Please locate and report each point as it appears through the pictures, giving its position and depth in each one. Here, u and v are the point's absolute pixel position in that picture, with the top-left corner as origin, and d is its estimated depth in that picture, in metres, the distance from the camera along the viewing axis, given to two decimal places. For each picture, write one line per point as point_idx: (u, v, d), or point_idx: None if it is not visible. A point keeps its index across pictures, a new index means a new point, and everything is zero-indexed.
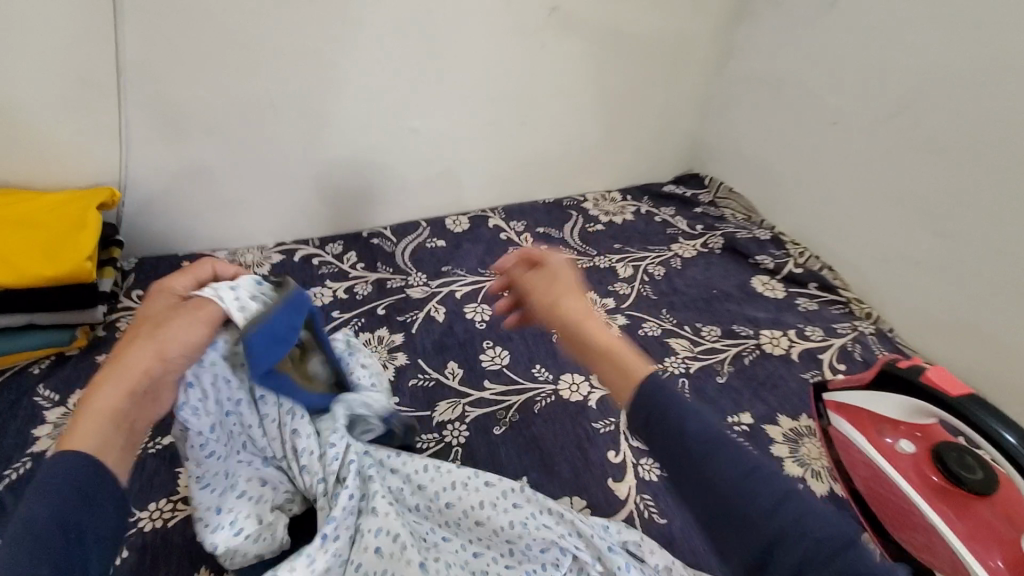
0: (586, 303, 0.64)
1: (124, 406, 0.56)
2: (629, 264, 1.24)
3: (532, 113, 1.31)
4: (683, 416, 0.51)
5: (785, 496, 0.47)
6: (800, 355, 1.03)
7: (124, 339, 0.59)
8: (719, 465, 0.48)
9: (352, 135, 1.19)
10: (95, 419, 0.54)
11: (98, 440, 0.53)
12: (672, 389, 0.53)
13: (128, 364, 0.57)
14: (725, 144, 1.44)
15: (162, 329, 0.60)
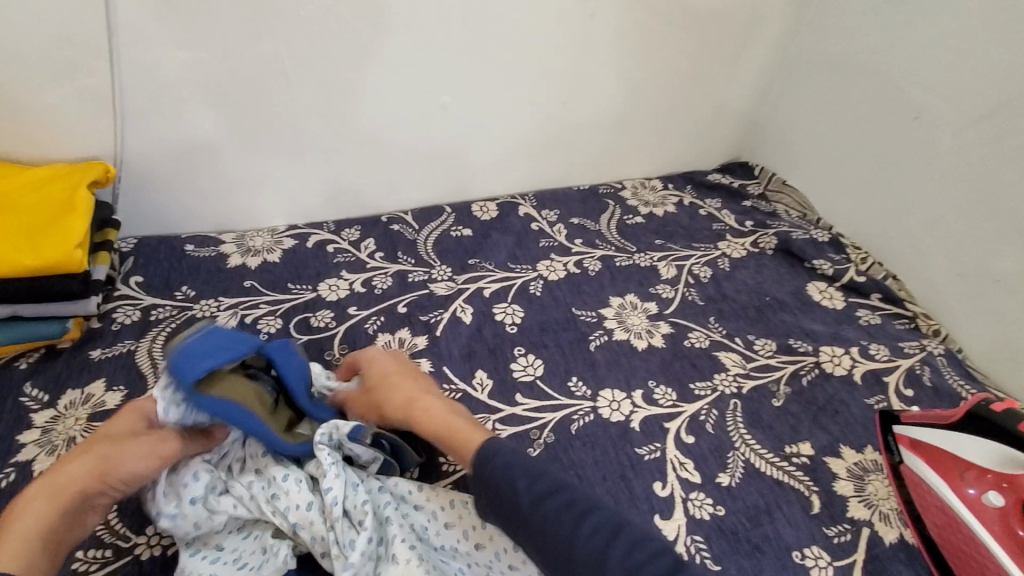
0: (409, 390, 0.73)
1: (46, 529, 0.57)
2: (672, 264, 1.13)
3: (573, 91, 1.19)
4: (514, 480, 0.60)
5: (622, 531, 0.57)
6: (863, 377, 0.93)
7: (77, 450, 0.63)
8: (554, 516, 0.58)
9: (376, 110, 1.08)
10: (14, 543, 0.55)
11: (17, 564, 0.54)
12: (496, 451, 0.63)
13: (67, 479, 0.60)
14: (782, 132, 1.31)
15: (113, 448, 0.62)
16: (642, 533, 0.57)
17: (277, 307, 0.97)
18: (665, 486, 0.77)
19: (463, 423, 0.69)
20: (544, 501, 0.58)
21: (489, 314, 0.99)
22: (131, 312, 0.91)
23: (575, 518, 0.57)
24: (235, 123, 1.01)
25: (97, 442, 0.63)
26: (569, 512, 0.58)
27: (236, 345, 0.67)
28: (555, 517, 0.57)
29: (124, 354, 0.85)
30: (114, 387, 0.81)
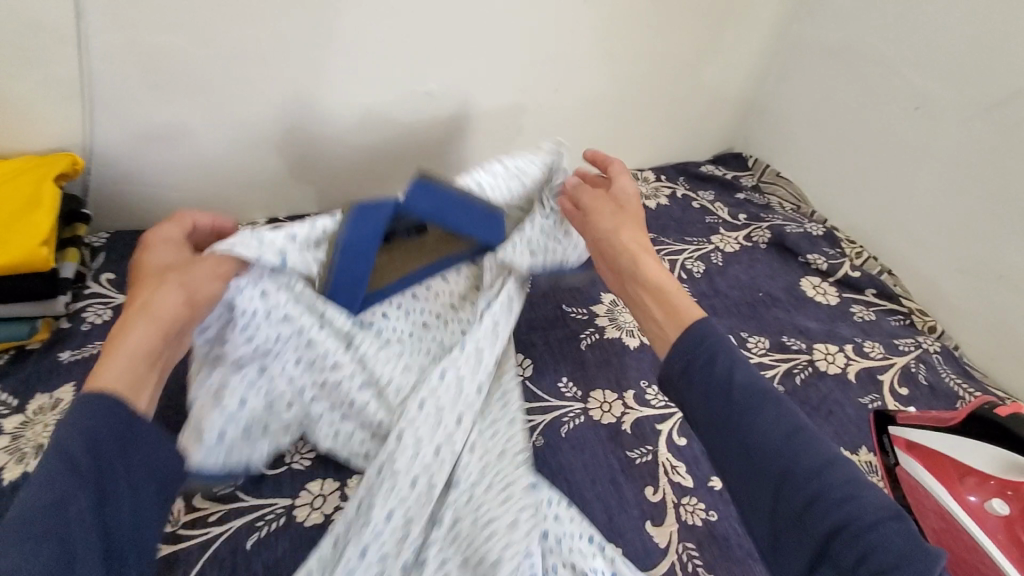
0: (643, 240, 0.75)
1: (147, 354, 0.59)
2: (665, 258, 1.10)
3: (567, 78, 1.16)
4: (733, 373, 0.56)
5: (830, 461, 0.52)
6: (858, 375, 0.92)
7: (152, 282, 0.64)
8: (761, 417, 0.54)
9: (362, 98, 1.03)
10: (121, 364, 0.57)
11: (127, 379, 0.57)
12: (717, 338, 0.60)
13: (157, 307, 0.61)
14: (779, 122, 1.28)
15: (188, 274, 0.65)
16: (849, 474, 0.51)
17: None
18: (657, 490, 0.75)
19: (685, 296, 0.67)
20: (754, 406, 0.54)
21: None
22: (102, 312, 0.87)
23: (785, 436, 0.53)
24: (214, 112, 0.96)
25: (164, 271, 0.65)
26: (774, 428, 0.53)
27: (370, 234, 0.74)
28: (762, 425, 0.54)
29: (94, 356, 0.81)
30: None
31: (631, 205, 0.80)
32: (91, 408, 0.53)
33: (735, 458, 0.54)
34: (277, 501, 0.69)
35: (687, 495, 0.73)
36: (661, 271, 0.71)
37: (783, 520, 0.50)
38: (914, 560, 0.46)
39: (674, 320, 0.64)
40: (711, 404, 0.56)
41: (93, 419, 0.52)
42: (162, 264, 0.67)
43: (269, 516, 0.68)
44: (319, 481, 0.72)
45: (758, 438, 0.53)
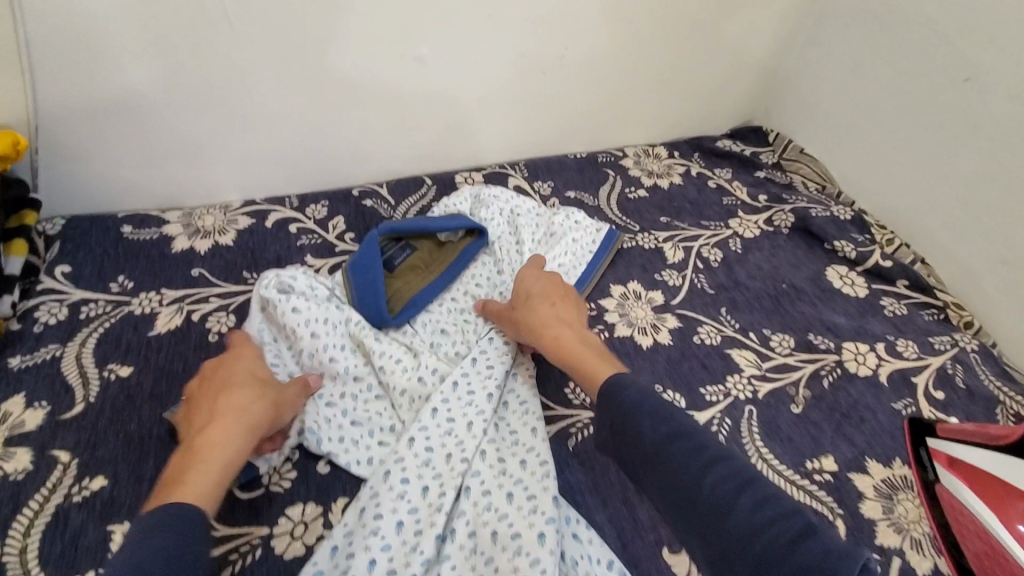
0: (552, 310, 0.75)
1: (223, 471, 0.56)
2: (679, 245, 1.01)
3: (573, 44, 1.04)
4: (641, 419, 0.58)
5: (749, 482, 0.51)
6: (890, 378, 0.84)
7: (233, 389, 0.62)
8: (677, 454, 0.54)
9: (343, 66, 0.92)
10: (207, 473, 0.55)
11: (209, 491, 0.54)
12: (635, 388, 0.61)
13: (240, 417, 0.60)
14: (805, 93, 1.17)
15: (274, 388, 0.66)
16: (772, 493, 0.51)
17: (229, 301, 0.84)
18: None
19: (603, 359, 0.68)
20: (671, 441, 0.55)
21: None
22: (57, 310, 0.78)
23: (700, 464, 0.53)
24: (176, 82, 0.85)
25: (247, 381, 0.64)
26: (685, 457, 0.54)
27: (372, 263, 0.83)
28: (680, 460, 0.54)
29: (48, 362, 0.73)
30: (35, 404, 0.69)
31: (528, 287, 0.79)
32: (173, 517, 0.49)
33: (659, 498, 0.55)
34: (253, 529, 0.62)
35: None
36: (569, 338, 0.71)
37: (710, 557, 0.50)
38: (831, 569, 0.44)
39: (589, 385, 0.66)
40: (627, 442, 0.58)
41: (159, 536, 0.47)
42: (239, 366, 0.67)
43: (243, 548, 0.61)
44: (299, 506, 0.64)
45: (676, 474, 0.54)
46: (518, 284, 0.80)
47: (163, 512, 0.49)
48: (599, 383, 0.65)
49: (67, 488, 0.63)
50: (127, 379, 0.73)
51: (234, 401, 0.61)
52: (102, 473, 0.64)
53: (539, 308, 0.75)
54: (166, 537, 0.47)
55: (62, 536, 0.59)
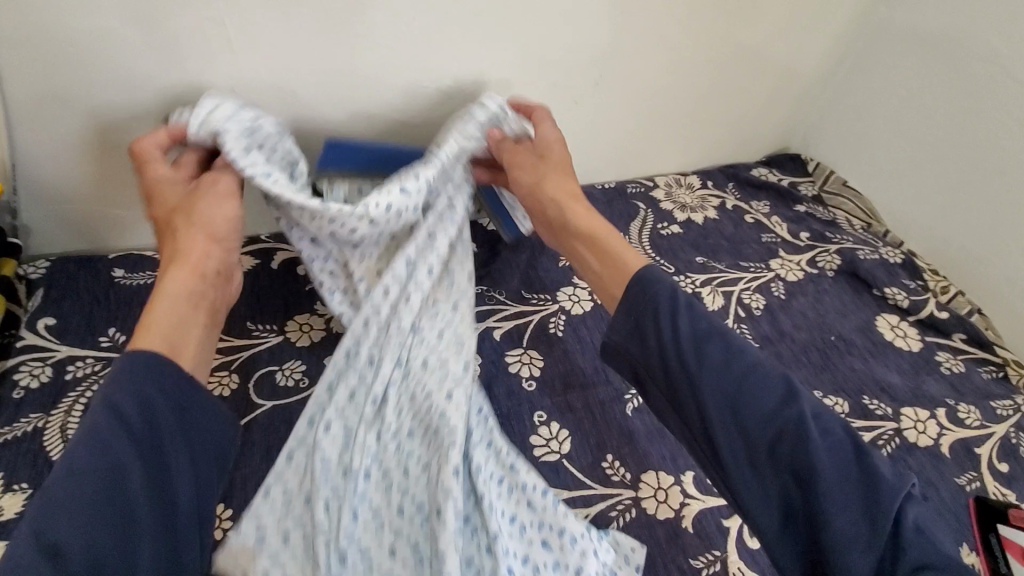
0: (575, 186, 0.79)
1: (173, 313, 0.62)
2: (718, 290, 0.94)
3: (609, 70, 0.96)
4: (680, 314, 0.63)
5: (789, 397, 0.58)
6: (952, 448, 0.78)
7: (169, 234, 0.68)
8: (714, 350, 0.61)
9: (360, 95, 0.84)
10: (158, 315, 0.62)
11: (163, 337, 0.61)
12: (660, 276, 0.67)
13: (182, 253, 0.66)
14: (851, 123, 1.10)
15: (201, 214, 0.68)
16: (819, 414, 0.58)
17: (233, 358, 0.76)
18: None
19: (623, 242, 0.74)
20: (708, 347, 0.61)
21: (502, 365, 0.79)
22: (39, 371, 0.70)
23: (734, 376, 0.59)
24: (174, 112, 0.77)
25: (178, 221, 0.68)
26: (723, 362, 0.60)
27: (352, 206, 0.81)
28: (711, 364, 0.60)
29: (29, 435, 0.65)
30: (14, 486, 0.61)
31: (553, 151, 0.81)
32: (130, 367, 0.56)
33: (694, 407, 0.60)
34: None
35: None
36: (590, 215, 0.77)
37: (755, 458, 0.57)
38: (871, 484, 0.54)
39: (615, 272, 0.71)
40: (663, 330, 0.63)
41: (123, 383, 0.55)
42: (165, 198, 0.70)
43: None
44: None
45: (704, 379, 0.60)
46: (542, 140, 0.81)
47: (124, 362, 0.57)
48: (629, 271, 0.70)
49: None
50: None
51: (174, 245, 0.67)
52: None
53: (563, 180, 0.79)
54: (132, 388, 0.55)
55: None
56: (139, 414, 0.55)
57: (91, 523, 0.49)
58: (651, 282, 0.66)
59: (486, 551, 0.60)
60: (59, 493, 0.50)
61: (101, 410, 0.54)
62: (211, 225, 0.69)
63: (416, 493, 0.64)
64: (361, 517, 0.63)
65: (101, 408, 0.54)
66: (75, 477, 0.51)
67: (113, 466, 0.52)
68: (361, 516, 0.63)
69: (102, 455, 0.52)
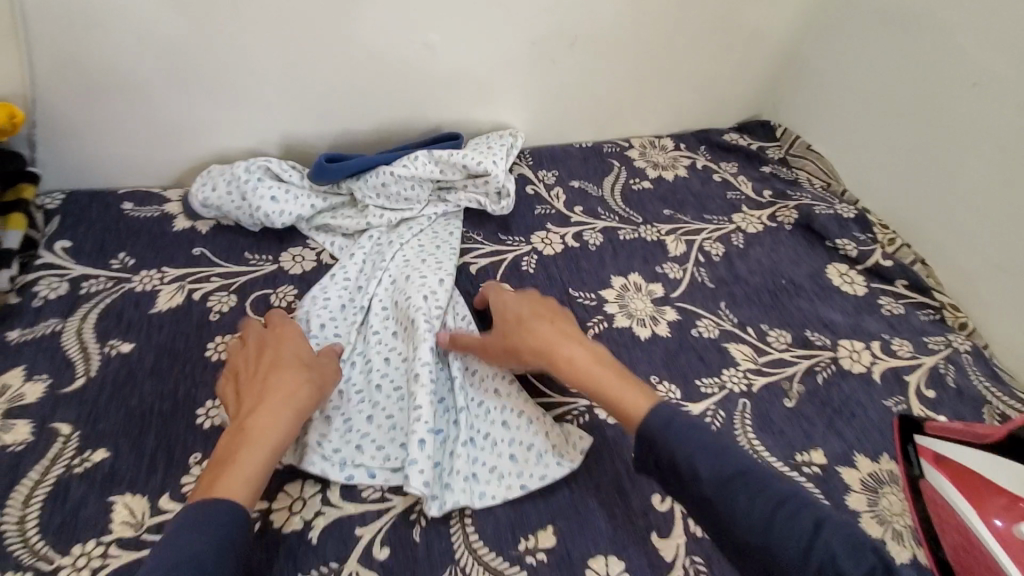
0: (555, 329, 0.72)
1: (270, 466, 0.58)
2: (681, 239, 1.01)
3: (584, 32, 1.02)
4: (696, 458, 0.56)
5: (820, 523, 0.52)
6: (883, 375, 0.86)
7: (287, 377, 0.64)
8: (736, 494, 0.54)
9: (349, 47, 0.91)
10: (256, 453, 0.58)
11: (247, 489, 0.55)
12: (674, 419, 0.60)
13: (295, 395, 0.63)
14: (814, 90, 1.17)
15: (320, 369, 0.68)
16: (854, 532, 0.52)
17: (232, 282, 0.84)
18: (665, 499, 0.69)
19: (627, 381, 0.66)
20: (732, 479, 0.55)
21: (475, 295, 0.87)
22: (56, 285, 0.78)
23: (768, 509, 0.53)
24: (177, 58, 0.85)
25: (303, 365, 0.67)
26: (750, 502, 0.53)
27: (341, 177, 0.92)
28: (745, 504, 0.53)
29: (48, 337, 0.73)
30: (36, 376, 0.70)
31: (523, 311, 0.75)
32: (210, 515, 0.52)
33: (727, 544, 0.54)
34: (252, 503, 0.64)
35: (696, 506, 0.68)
36: (581, 361, 0.68)
37: None
38: None
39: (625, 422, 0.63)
40: (675, 463, 0.57)
41: (206, 534, 0.50)
42: (283, 345, 0.69)
43: None
44: (298, 483, 0.66)
45: (741, 521, 0.53)
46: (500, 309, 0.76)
47: (206, 508, 0.52)
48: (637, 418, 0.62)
49: (68, 461, 0.64)
50: (127, 355, 0.73)
51: (285, 382, 0.64)
52: (103, 446, 0.65)
53: (542, 331, 0.71)
54: (213, 535, 0.50)
55: (63, 508, 0.60)
56: (216, 556, 0.49)
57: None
58: (664, 427, 0.59)
59: (454, 424, 0.71)
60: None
61: (179, 554, 0.48)
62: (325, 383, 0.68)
63: (394, 377, 0.74)
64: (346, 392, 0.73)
65: (182, 554, 0.48)
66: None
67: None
68: (344, 393, 0.73)
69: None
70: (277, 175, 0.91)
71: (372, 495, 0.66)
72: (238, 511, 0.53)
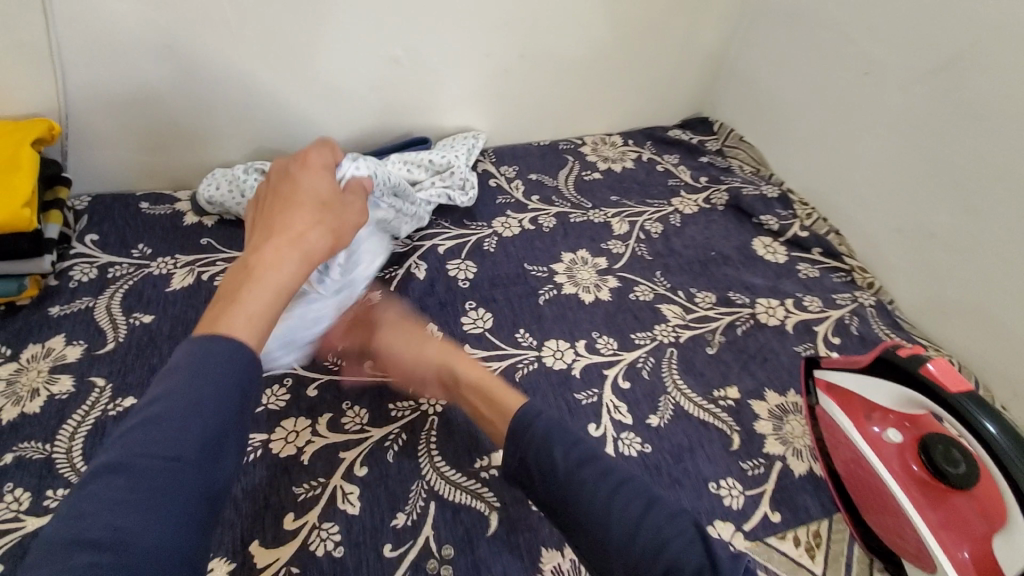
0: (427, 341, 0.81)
1: (270, 302, 0.62)
2: (625, 220, 1.16)
3: (533, 44, 1.17)
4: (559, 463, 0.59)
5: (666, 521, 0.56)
6: (795, 327, 0.99)
7: (300, 223, 0.71)
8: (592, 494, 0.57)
9: (327, 64, 1.07)
10: (262, 289, 0.62)
11: (255, 324, 0.59)
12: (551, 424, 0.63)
13: (306, 241, 0.70)
14: (742, 87, 1.32)
15: (332, 223, 0.75)
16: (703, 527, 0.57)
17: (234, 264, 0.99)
18: (599, 426, 0.83)
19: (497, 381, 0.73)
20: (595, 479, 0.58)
21: (442, 270, 1.02)
22: (87, 270, 0.93)
23: (610, 488, 0.58)
24: (182, 78, 1.00)
25: (316, 215, 0.74)
26: (617, 505, 0.57)
27: None
28: (591, 490, 0.58)
29: (82, 311, 0.88)
30: (74, 342, 0.84)
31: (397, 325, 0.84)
32: (217, 353, 0.54)
33: (590, 544, 0.56)
34: (254, 435, 0.77)
35: (624, 430, 0.82)
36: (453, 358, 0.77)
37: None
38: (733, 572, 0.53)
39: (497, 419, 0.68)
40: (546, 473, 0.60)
41: (219, 372, 0.53)
42: (296, 191, 0.75)
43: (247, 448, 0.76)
44: (292, 420, 0.79)
45: (588, 508, 0.57)
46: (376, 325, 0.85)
47: (207, 345, 0.54)
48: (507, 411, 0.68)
49: (103, 406, 0.78)
50: (149, 324, 0.88)
51: (295, 228, 0.70)
52: (131, 395, 0.80)
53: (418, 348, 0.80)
54: (214, 382, 0.52)
55: (101, 440, 0.74)
56: (219, 407, 0.51)
57: (137, 525, 0.44)
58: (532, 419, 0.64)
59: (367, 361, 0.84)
60: (113, 484, 0.46)
61: (181, 397, 0.51)
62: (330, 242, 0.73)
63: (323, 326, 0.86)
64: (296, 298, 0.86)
65: (184, 399, 0.50)
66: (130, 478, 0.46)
67: (172, 474, 0.47)
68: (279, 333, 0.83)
69: (166, 445, 0.48)
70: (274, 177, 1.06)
71: (353, 428, 0.79)
72: (240, 343, 0.56)
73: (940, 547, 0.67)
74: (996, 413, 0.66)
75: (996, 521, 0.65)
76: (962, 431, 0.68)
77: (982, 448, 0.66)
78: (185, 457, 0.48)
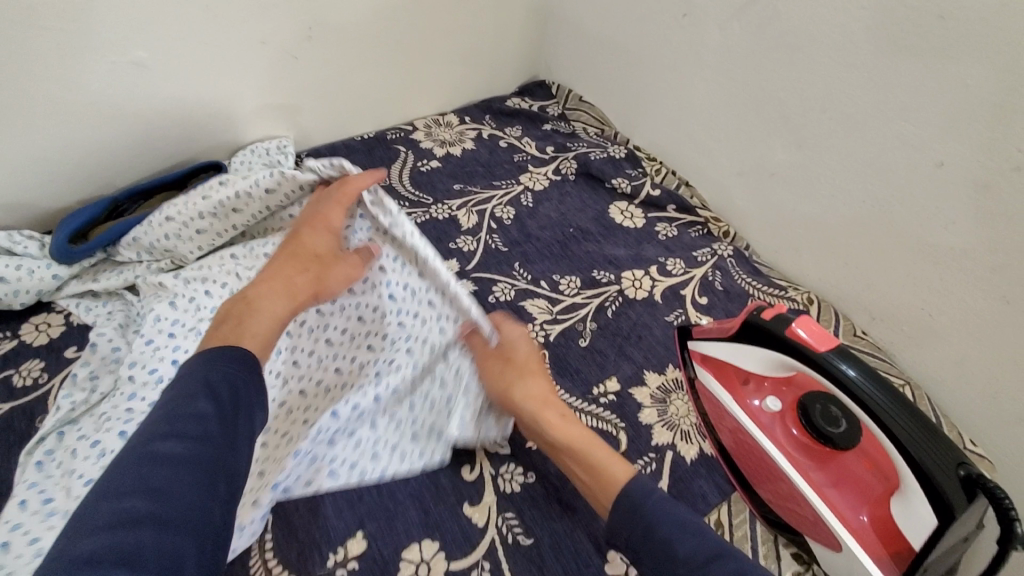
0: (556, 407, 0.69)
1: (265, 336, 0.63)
2: (472, 210, 1.04)
3: (324, 21, 0.98)
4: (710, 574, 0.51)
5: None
6: (663, 295, 0.95)
7: (291, 265, 0.69)
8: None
9: (42, 82, 0.80)
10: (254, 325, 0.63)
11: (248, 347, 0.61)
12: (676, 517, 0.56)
13: (293, 282, 0.68)
14: (571, 43, 1.23)
15: (327, 268, 0.71)
16: None
17: None
18: (473, 469, 0.72)
19: (610, 452, 0.64)
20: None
21: None
22: None
23: None
24: None
25: (313, 257, 0.70)
26: None
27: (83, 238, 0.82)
28: None
29: None
30: None
31: (521, 361, 0.72)
32: (212, 361, 0.57)
33: None
34: None
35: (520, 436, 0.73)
36: (567, 424, 0.67)
37: None
38: None
39: (602, 490, 0.61)
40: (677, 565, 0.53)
41: (213, 379, 0.55)
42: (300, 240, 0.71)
43: None
44: None
45: None
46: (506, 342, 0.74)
47: (212, 357, 0.57)
48: (611, 489, 0.60)
49: None
50: None
51: (288, 267, 0.69)
52: None
53: (542, 402, 0.68)
54: (223, 371, 0.56)
55: None
56: (228, 396, 0.55)
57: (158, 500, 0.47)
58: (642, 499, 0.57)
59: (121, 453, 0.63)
60: (130, 464, 0.48)
61: (193, 382, 0.54)
62: (328, 281, 0.70)
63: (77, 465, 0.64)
64: (302, 464, 0.68)
65: (196, 383, 0.54)
66: (147, 453, 0.49)
67: (192, 452, 0.50)
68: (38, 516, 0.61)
69: (187, 428, 0.51)
70: (12, 247, 0.81)
71: None
72: (238, 362, 0.58)
73: (837, 512, 0.64)
74: (872, 370, 0.61)
75: (886, 476, 0.64)
76: (840, 394, 0.63)
77: (863, 411, 0.61)
78: (207, 435, 0.52)
